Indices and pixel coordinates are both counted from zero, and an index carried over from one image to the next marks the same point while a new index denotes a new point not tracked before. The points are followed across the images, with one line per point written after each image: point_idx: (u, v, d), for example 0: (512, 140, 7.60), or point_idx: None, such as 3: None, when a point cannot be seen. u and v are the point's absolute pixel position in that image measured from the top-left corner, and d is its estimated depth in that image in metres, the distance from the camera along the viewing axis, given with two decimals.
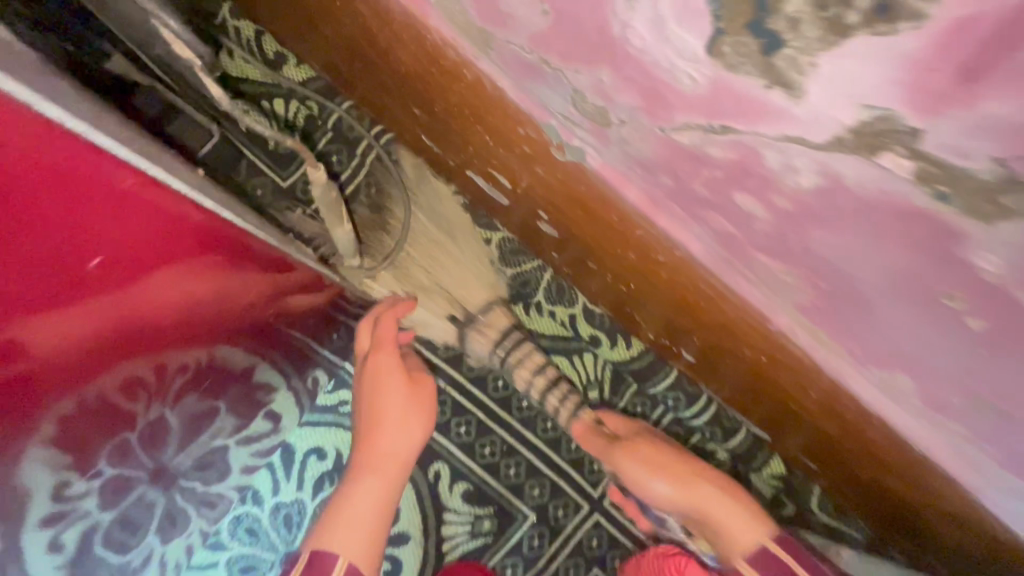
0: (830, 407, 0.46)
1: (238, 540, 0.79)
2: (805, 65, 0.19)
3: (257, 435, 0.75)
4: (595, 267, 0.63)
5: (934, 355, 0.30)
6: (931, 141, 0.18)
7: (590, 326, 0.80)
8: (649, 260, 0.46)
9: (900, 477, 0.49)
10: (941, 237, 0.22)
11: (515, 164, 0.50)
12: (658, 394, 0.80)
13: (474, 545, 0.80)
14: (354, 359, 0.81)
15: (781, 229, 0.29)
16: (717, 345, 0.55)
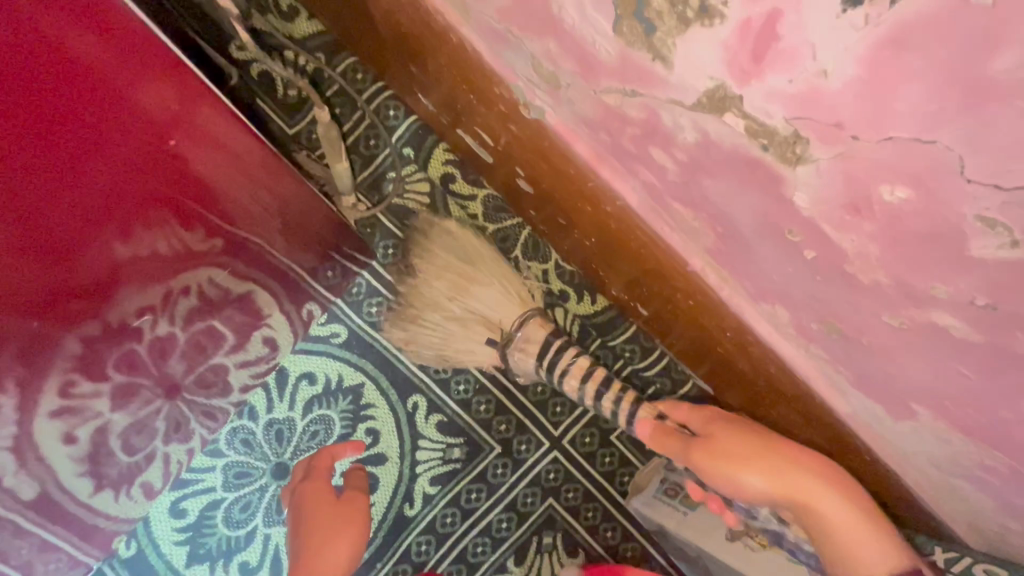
0: (744, 347, 0.54)
1: (233, 449, 0.88)
2: (671, 44, 0.27)
3: (257, 358, 0.84)
4: (564, 224, 0.70)
5: (795, 287, 0.38)
6: (748, 104, 0.26)
7: (561, 281, 0.89)
8: (601, 212, 0.54)
9: (799, 411, 0.57)
10: (773, 181, 0.30)
11: (494, 122, 0.58)
12: (618, 346, 0.89)
13: (444, 470, 0.91)
14: (347, 297, 0.91)
15: (684, 178, 0.37)
16: (659, 295, 0.63)
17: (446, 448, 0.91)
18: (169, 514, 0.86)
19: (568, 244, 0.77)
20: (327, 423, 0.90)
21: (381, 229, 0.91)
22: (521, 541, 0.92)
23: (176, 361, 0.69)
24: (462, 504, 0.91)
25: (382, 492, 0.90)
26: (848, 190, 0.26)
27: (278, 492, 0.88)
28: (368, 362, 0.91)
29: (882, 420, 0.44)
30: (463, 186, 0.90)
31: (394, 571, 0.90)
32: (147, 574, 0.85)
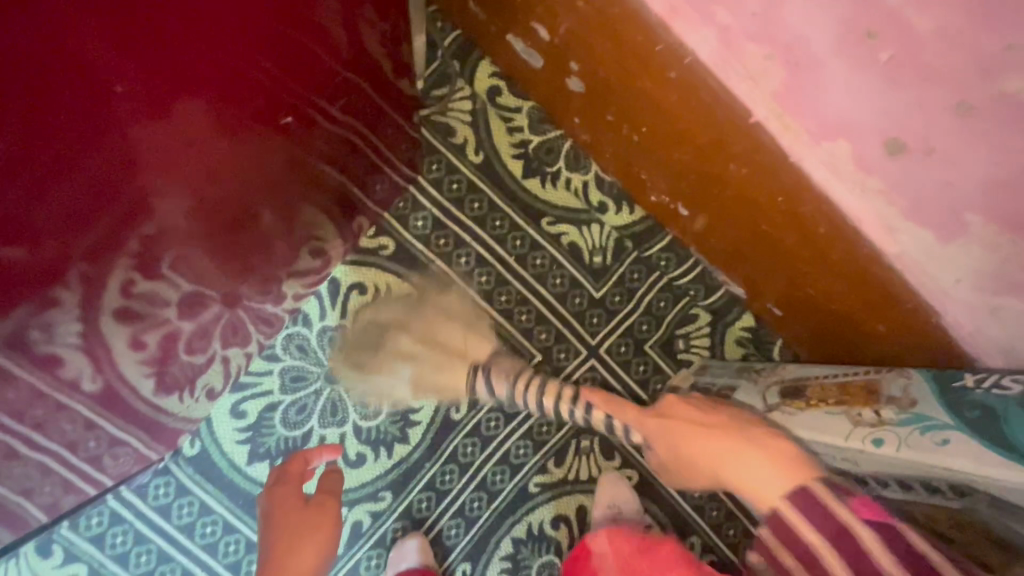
0: (793, 211, 0.58)
1: (289, 354, 0.93)
2: None
3: (307, 268, 0.87)
4: (613, 121, 0.75)
5: (861, 111, 0.43)
6: None
7: (599, 193, 0.95)
8: (663, 84, 0.58)
9: (840, 277, 0.62)
10: None
11: (560, 7, 0.62)
12: (653, 254, 0.95)
13: (488, 375, 0.96)
14: (394, 212, 0.95)
15: (766, 6, 0.42)
16: (707, 178, 0.68)
17: (490, 355, 0.96)
18: (231, 415, 0.91)
19: (614, 148, 0.81)
20: (377, 331, 0.94)
21: (428, 146, 0.95)
22: (561, 444, 0.98)
23: (234, 265, 0.72)
24: (506, 409, 0.96)
25: (431, 396, 0.95)
26: None
27: (333, 395, 0.93)
28: (414, 273, 0.95)
29: (932, 249, 0.49)
30: (507, 100, 0.94)
31: (443, 470, 0.95)
32: (211, 471, 0.91)
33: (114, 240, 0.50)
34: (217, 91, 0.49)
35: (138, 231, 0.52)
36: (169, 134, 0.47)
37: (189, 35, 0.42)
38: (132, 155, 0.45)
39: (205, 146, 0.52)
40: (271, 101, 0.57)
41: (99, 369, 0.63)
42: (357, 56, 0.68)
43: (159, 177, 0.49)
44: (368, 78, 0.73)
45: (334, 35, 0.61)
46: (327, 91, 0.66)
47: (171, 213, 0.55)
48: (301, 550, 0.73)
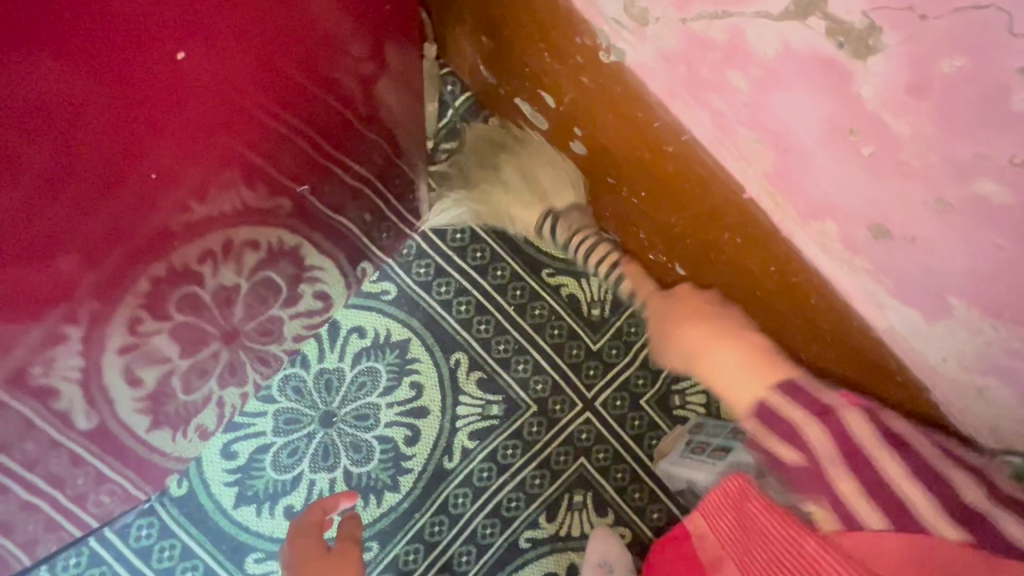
0: (786, 280, 0.60)
1: (285, 396, 0.93)
2: None
3: (309, 310, 0.89)
4: (614, 183, 0.77)
5: (846, 196, 0.45)
6: (834, 5, 0.34)
7: (597, 249, 0.98)
8: (660, 155, 0.61)
9: (831, 345, 0.63)
10: (842, 80, 0.37)
11: (566, 78, 0.66)
12: (650, 310, 0.96)
13: (482, 425, 0.96)
14: (397, 258, 0.97)
15: (754, 97, 0.44)
16: (704, 243, 0.70)
17: (485, 404, 0.96)
18: (221, 456, 0.91)
19: (613, 207, 0.84)
20: (373, 375, 0.94)
21: (433, 197, 0.98)
22: (553, 498, 0.96)
23: (237, 307, 0.74)
24: (499, 459, 0.96)
25: (424, 443, 0.94)
26: (912, 72, 0.33)
27: (326, 438, 0.92)
28: (414, 319, 0.96)
29: (918, 327, 0.50)
30: (510, 161, 0.98)
31: (432, 521, 0.93)
32: (196, 513, 0.89)
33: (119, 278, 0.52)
34: (229, 136, 0.51)
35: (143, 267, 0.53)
36: (177, 175, 0.48)
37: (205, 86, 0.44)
38: (143, 201, 0.47)
39: (214, 187, 0.54)
40: (283, 147, 0.60)
41: (94, 405, 0.63)
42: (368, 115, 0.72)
43: (167, 215, 0.51)
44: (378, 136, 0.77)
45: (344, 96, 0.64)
46: (340, 146, 0.69)
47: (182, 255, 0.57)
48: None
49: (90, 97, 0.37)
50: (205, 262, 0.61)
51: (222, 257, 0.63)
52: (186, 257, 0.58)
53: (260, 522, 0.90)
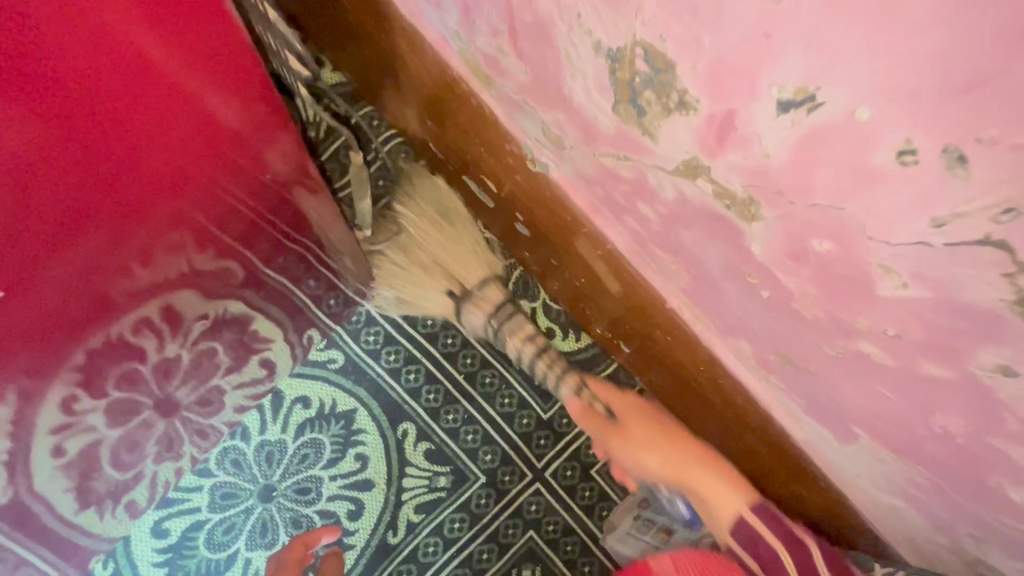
0: (715, 382, 0.61)
1: (223, 469, 0.90)
2: (663, 115, 0.39)
3: (252, 381, 0.87)
4: (557, 265, 0.77)
5: (751, 322, 0.47)
6: (714, 171, 0.38)
7: (548, 319, 0.97)
8: (592, 255, 0.62)
9: (761, 441, 0.64)
10: (728, 229, 0.41)
11: (503, 175, 0.68)
12: (599, 381, 0.96)
13: (428, 497, 0.94)
14: (345, 325, 0.95)
15: (662, 226, 0.47)
16: (642, 333, 0.70)
17: (432, 475, 0.94)
18: (152, 534, 0.87)
19: (559, 282, 0.84)
20: (317, 447, 0.92)
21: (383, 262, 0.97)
22: (501, 573, 0.94)
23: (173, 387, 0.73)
24: (445, 534, 0.93)
25: (368, 517, 0.92)
26: (787, 241, 0.37)
27: (264, 514, 0.89)
28: (360, 389, 0.94)
29: (832, 444, 0.51)
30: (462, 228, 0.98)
31: None
32: None
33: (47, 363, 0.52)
34: (185, 203, 0.52)
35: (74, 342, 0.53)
36: (123, 241, 0.49)
37: (161, 154, 0.46)
38: (88, 264, 0.48)
39: (161, 253, 0.54)
40: (240, 219, 0.61)
41: (15, 486, 0.60)
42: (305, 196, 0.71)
43: (108, 278, 0.51)
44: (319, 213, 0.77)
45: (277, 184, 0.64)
46: (299, 216, 0.72)
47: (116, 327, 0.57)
48: None
49: (37, 161, 0.38)
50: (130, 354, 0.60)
51: (162, 333, 0.65)
52: (120, 329, 0.58)
53: None
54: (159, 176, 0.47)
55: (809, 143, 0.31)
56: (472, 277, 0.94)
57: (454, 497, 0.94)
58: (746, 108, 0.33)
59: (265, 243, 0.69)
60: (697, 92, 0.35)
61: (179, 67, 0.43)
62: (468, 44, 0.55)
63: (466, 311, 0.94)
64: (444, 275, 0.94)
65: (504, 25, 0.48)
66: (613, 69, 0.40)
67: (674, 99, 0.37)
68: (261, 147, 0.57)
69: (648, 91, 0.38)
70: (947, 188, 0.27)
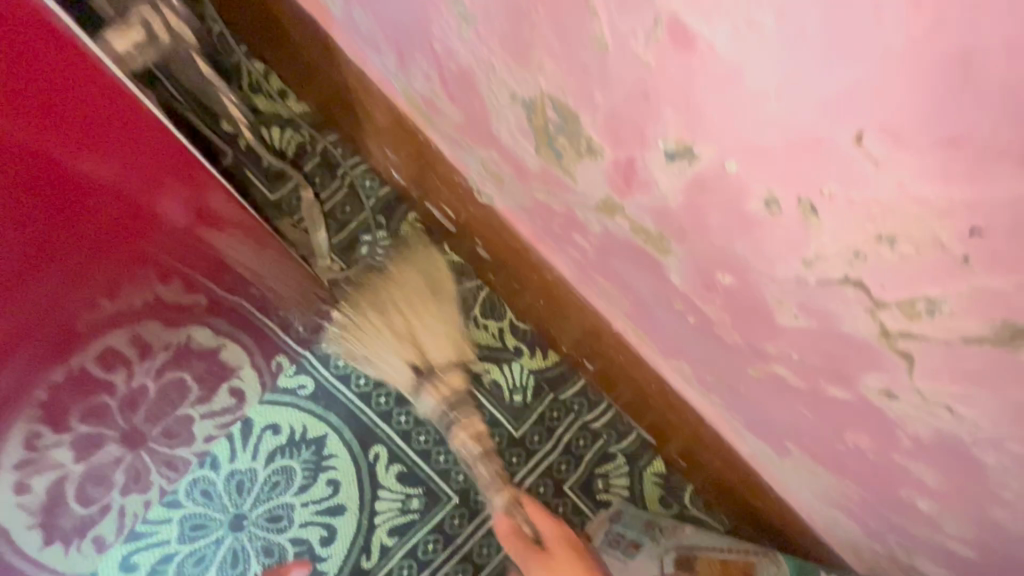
0: (664, 397, 0.64)
1: (191, 500, 0.89)
2: (584, 158, 0.47)
3: (223, 409, 0.91)
4: (517, 288, 0.79)
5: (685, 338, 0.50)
6: (630, 209, 0.47)
7: (515, 338, 0.99)
8: (543, 279, 0.66)
9: (712, 454, 0.67)
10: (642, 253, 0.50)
11: (457, 204, 0.72)
12: (567, 398, 0.99)
13: (402, 520, 0.94)
14: (314, 351, 0.95)
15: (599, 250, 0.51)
16: (597, 352, 0.73)
17: (404, 498, 0.94)
18: (120, 569, 0.85)
19: (521, 303, 0.85)
20: (288, 474, 0.92)
21: None
22: None
23: None
24: (419, 556, 0.93)
25: (340, 543, 0.92)
26: (700, 274, 0.46)
27: (235, 543, 0.89)
28: (332, 414, 0.95)
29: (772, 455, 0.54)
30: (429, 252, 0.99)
31: None
32: None
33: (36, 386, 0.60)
34: (139, 245, 0.61)
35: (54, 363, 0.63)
36: (82, 278, 0.58)
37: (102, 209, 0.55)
38: (54, 301, 0.58)
39: (127, 288, 0.64)
40: (202, 252, 0.69)
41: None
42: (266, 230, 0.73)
43: (75, 311, 0.61)
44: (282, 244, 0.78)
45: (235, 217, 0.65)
46: (266, 249, 0.79)
47: None
48: None
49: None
50: None
51: (130, 360, 0.74)
52: (85, 356, 0.61)
53: None
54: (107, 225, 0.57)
55: (697, 185, 0.40)
56: (441, 355, 0.86)
57: (427, 519, 0.94)
58: (643, 155, 0.42)
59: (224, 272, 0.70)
60: (603, 144, 0.44)
61: (113, 121, 0.51)
62: (412, 87, 0.63)
63: (425, 392, 0.85)
64: (412, 344, 0.86)
65: (434, 71, 0.57)
66: (534, 123, 0.49)
67: (588, 155, 0.47)
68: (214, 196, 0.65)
69: (563, 142, 0.48)
70: (807, 228, 0.35)
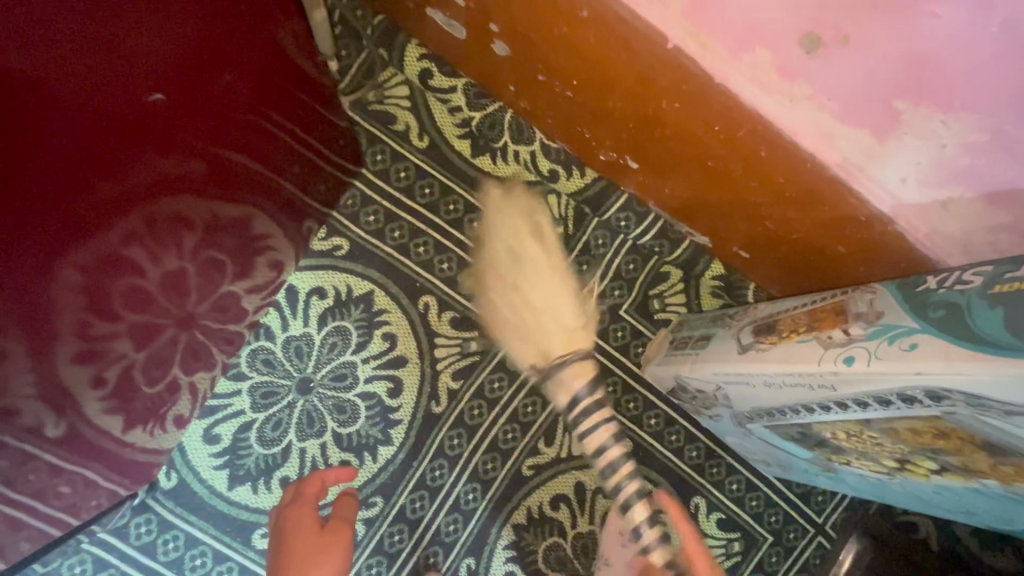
0: (731, 139, 0.56)
1: (256, 371, 0.90)
2: None
3: (264, 283, 0.85)
4: (545, 80, 0.74)
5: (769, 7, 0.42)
6: None
7: (549, 160, 0.94)
8: (577, 28, 0.57)
9: (784, 200, 0.61)
10: None
11: None
12: (613, 215, 0.94)
13: (464, 363, 0.94)
14: (340, 209, 0.92)
15: None
16: (645, 121, 0.65)
17: (462, 342, 0.94)
18: (205, 441, 0.88)
19: (550, 102, 0.79)
20: (343, 334, 0.91)
21: (367, 137, 0.93)
22: (549, 422, 0.95)
23: (189, 296, 0.69)
24: (487, 394, 0.94)
25: (408, 392, 0.92)
26: None
27: (307, 405, 0.90)
28: (373, 270, 0.92)
29: (872, 147, 0.48)
30: (441, 79, 0.93)
31: (432, 466, 0.93)
32: (192, 501, 0.88)
33: (118, 271, 0.54)
34: (205, 133, 0.57)
35: (111, 264, 0.53)
36: (156, 168, 0.52)
37: (208, 91, 0.55)
38: (82, 208, 0.46)
39: (178, 184, 0.56)
40: (242, 134, 0.64)
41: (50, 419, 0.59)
42: (285, 60, 0.69)
43: (65, 231, 0.46)
44: (297, 69, 0.73)
45: (259, 58, 0.62)
46: (292, 134, 0.74)
47: (108, 240, 0.51)
48: (302, 558, 0.68)
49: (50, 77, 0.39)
50: (133, 247, 0.54)
51: (186, 261, 0.64)
52: (110, 242, 0.51)
53: (259, 498, 0.89)
54: (196, 112, 0.54)
55: None
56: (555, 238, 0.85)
57: (490, 361, 0.94)
58: None
59: (254, 132, 0.66)
60: None
61: None
62: None
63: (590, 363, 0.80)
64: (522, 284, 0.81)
65: None
66: None
67: None
68: (252, 61, 0.61)
69: None
70: None
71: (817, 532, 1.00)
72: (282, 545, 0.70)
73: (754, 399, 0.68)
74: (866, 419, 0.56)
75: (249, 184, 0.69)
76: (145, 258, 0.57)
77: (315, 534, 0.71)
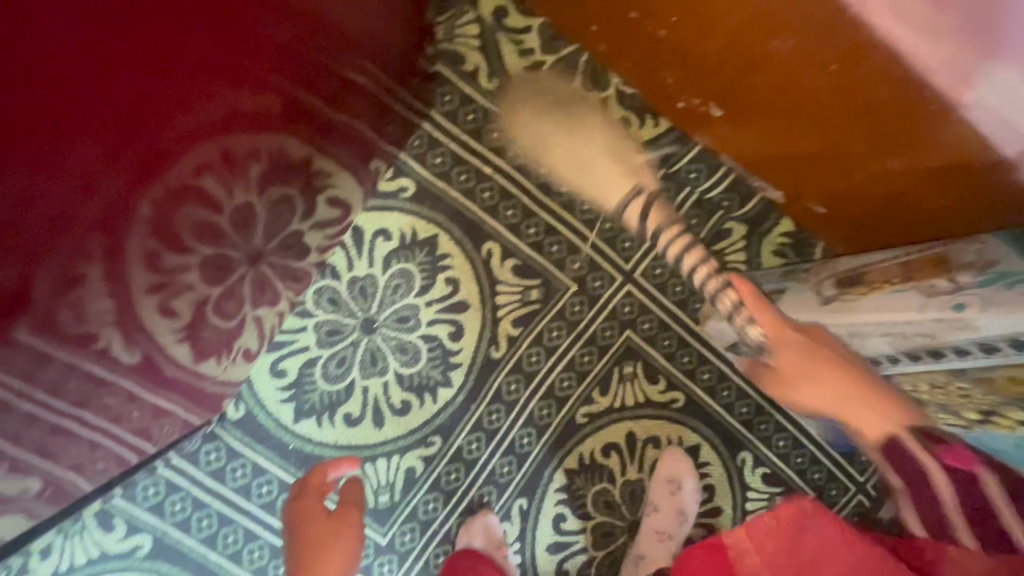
0: (846, 80, 0.55)
1: (322, 309, 0.91)
2: None
3: (330, 222, 0.83)
4: (637, 18, 0.71)
5: None
6: None
7: (621, 108, 0.92)
8: None
9: (890, 148, 0.60)
10: None
11: None
12: (684, 166, 0.93)
13: (525, 311, 0.94)
14: (409, 149, 0.91)
15: None
16: (746, 63, 0.64)
17: (523, 290, 0.94)
18: (272, 374, 0.90)
19: (636, 42, 0.77)
20: (407, 276, 0.92)
21: (439, 76, 0.91)
22: (605, 372, 0.97)
23: (260, 230, 0.65)
24: (546, 341, 0.95)
25: (469, 337, 0.94)
26: None
27: (371, 344, 0.92)
28: (438, 214, 0.92)
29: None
30: (517, 19, 0.91)
31: (489, 410, 0.94)
32: (259, 432, 0.90)
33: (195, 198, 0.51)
34: (284, 59, 0.52)
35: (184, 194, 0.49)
36: (229, 90, 0.47)
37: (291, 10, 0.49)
38: (154, 124, 0.41)
39: (250, 111, 0.51)
40: (323, 66, 0.59)
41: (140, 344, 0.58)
42: None
43: (134, 148, 0.41)
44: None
45: None
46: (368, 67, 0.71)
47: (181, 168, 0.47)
48: (310, 560, 0.82)
49: None
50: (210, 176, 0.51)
51: (261, 192, 0.61)
52: (179, 168, 0.46)
53: (322, 432, 0.92)
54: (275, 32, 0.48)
55: None
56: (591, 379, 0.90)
57: (549, 308, 0.95)
58: None
59: (337, 60, 0.62)
60: None
61: None
62: None
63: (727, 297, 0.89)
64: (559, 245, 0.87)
65: None
66: None
67: None
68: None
69: None
70: None
71: (857, 491, 1.01)
72: (301, 527, 0.84)
73: (831, 349, 0.69)
74: (961, 370, 0.57)
75: (328, 117, 0.66)
76: (224, 184, 0.54)
77: (326, 521, 0.84)
